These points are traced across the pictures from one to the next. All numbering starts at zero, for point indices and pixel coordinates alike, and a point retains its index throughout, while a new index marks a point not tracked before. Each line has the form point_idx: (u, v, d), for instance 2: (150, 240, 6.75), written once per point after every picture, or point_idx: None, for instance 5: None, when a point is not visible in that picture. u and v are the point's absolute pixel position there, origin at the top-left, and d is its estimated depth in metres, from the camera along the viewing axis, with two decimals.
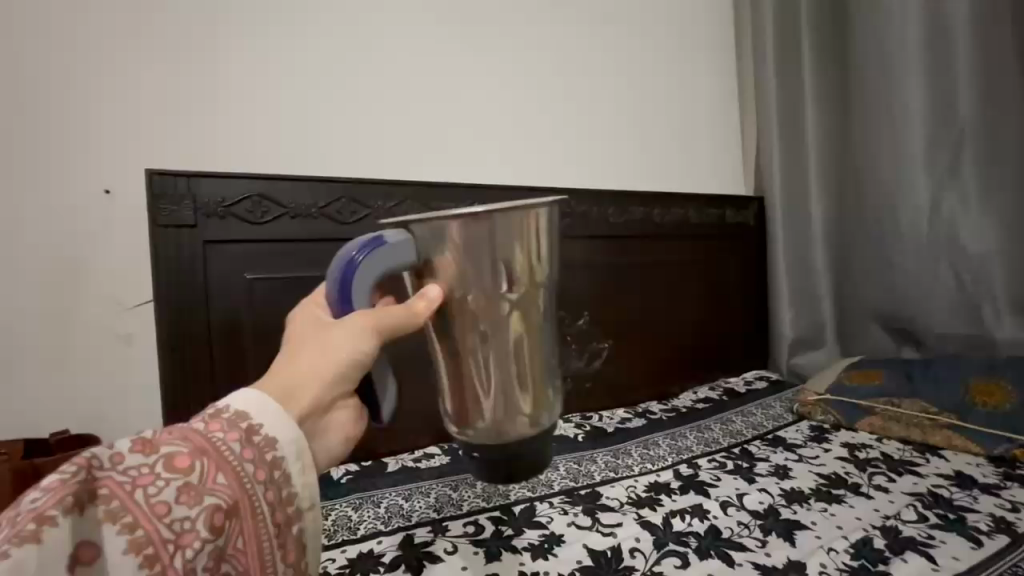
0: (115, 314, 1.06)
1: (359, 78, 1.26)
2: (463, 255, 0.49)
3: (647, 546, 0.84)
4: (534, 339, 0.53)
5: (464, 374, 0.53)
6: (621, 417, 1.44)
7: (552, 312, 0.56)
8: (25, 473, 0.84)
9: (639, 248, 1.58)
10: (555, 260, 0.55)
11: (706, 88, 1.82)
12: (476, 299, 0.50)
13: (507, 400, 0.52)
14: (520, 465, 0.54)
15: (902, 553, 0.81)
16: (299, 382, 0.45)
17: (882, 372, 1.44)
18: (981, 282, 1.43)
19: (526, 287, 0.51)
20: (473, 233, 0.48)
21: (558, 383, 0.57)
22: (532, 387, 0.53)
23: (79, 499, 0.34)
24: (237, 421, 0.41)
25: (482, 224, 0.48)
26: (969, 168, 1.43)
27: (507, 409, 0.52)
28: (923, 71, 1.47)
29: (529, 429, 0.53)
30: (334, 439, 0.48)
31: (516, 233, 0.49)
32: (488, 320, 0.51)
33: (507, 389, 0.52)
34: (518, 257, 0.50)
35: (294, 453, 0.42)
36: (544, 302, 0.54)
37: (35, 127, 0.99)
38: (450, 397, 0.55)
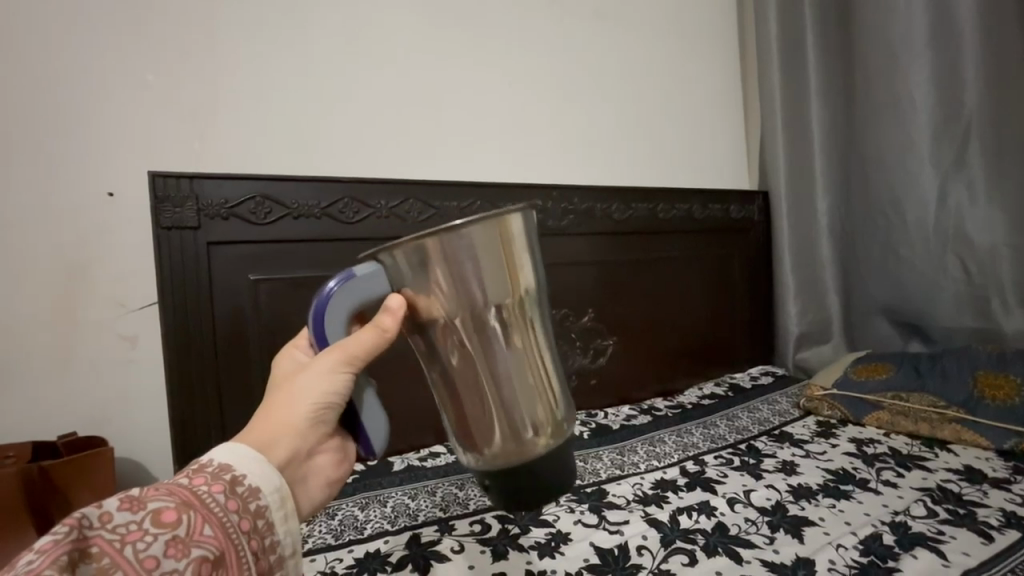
0: (119, 317, 1.07)
1: (360, 76, 1.25)
2: (438, 273, 0.47)
3: (654, 543, 0.84)
4: (531, 352, 0.51)
5: (463, 400, 0.51)
6: (626, 414, 1.43)
7: (547, 318, 0.54)
8: (33, 477, 0.84)
9: (643, 245, 1.58)
10: (540, 263, 0.52)
11: (709, 83, 1.80)
12: (460, 320, 0.48)
13: (511, 421, 0.49)
14: (541, 488, 0.51)
15: (912, 549, 0.81)
16: (278, 427, 0.48)
17: (889, 366, 1.43)
18: (989, 274, 1.42)
19: (512, 299, 0.49)
20: (445, 250, 0.46)
21: (567, 392, 0.54)
22: (538, 402, 0.51)
23: (71, 559, 0.34)
24: (220, 473, 0.42)
25: (447, 241, 0.46)
26: (976, 159, 1.41)
27: (513, 432, 0.49)
28: (928, 63, 1.46)
29: (542, 448, 0.50)
30: (316, 485, 0.51)
31: (491, 243, 0.47)
32: (475, 341, 0.49)
33: (509, 408, 0.49)
34: (498, 269, 0.48)
35: (277, 501, 0.44)
36: (534, 315, 0.51)
37: (38, 129, 0.99)
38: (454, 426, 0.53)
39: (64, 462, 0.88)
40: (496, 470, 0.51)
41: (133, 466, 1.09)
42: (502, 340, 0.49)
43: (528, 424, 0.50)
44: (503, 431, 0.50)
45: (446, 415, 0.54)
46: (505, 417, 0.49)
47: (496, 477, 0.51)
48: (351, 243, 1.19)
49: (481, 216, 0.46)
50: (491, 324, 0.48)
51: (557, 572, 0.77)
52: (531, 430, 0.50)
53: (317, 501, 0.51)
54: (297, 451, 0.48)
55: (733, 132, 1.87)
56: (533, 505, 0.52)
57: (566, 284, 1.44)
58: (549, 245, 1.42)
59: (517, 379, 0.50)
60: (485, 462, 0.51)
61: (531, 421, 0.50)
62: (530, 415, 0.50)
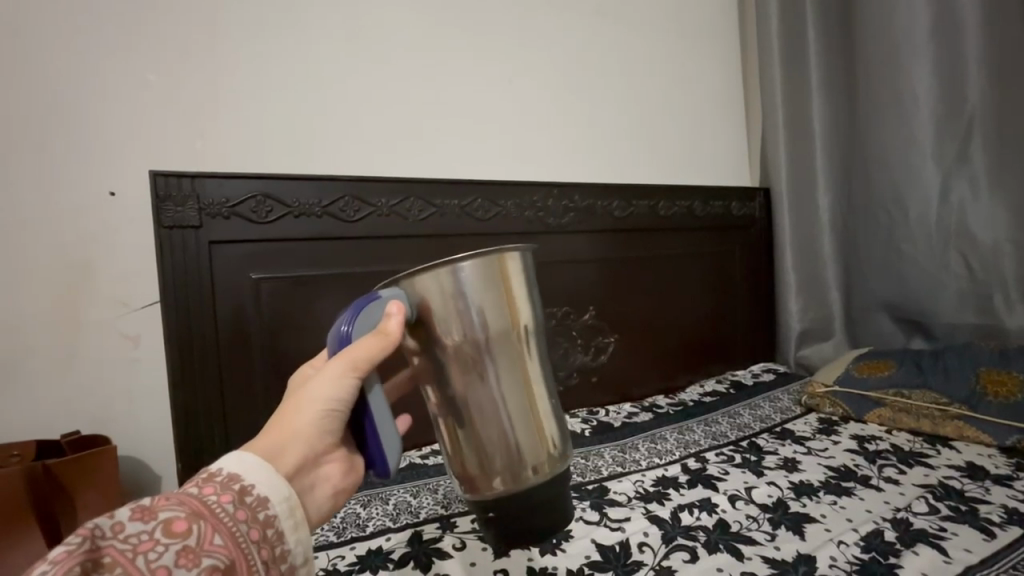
0: (122, 316, 1.07)
1: (360, 74, 1.25)
2: (446, 305, 0.49)
3: (655, 540, 0.84)
4: (531, 387, 0.52)
5: (464, 432, 0.51)
6: (627, 411, 1.43)
7: (547, 353, 0.55)
8: (37, 477, 0.84)
9: (644, 243, 1.58)
10: (540, 299, 0.54)
11: (710, 79, 1.80)
12: (465, 350, 0.49)
13: (512, 453, 0.50)
14: (541, 519, 0.52)
15: (913, 545, 0.81)
16: (284, 434, 0.48)
17: (892, 363, 1.42)
18: (991, 270, 1.42)
19: (515, 331, 0.50)
20: (452, 284, 0.48)
21: (567, 428, 0.55)
22: (541, 433, 0.51)
23: (83, 569, 0.35)
24: (229, 483, 0.42)
25: (452, 276, 0.48)
26: (979, 155, 1.41)
27: (513, 463, 0.50)
28: (930, 59, 1.46)
29: (541, 478, 0.51)
30: (324, 493, 0.50)
31: (495, 278, 0.49)
32: (477, 372, 0.50)
33: (512, 439, 0.50)
34: (502, 303, 0.50)
35: (285, 509, 0.44)
36: (536, 349, 0.53)
37: (40, 129, 1.00)
38: (455, 460, 0.53)
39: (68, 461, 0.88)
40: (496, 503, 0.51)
41: (136, 464, 1.10)
42: (504, 374, 0.50)
43: (528, 456, 0.50)
44: (504, 463, 0.50)
45: (446, 448, 0.54)
46: (507, 449, 0.50)
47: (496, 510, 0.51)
48: (352, 241, 1.19)
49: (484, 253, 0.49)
50: (493, 357, 0.50)
51: (558, 568, 0.77)
52: (533, 460, 0.50)
53: (325, 510, 0.51)
54: (301, 458, 0.48)
55: (734, 128, 1.86)
56: (534, 537, 0.52)
57: (567, 282, 1.44)
58: (549, 242, 1.42)
59: (518, 412, 0.51)
60: (485, 495, 0.51)
61: (531, 453, 0.51)
62: (530, 448, 0.50)
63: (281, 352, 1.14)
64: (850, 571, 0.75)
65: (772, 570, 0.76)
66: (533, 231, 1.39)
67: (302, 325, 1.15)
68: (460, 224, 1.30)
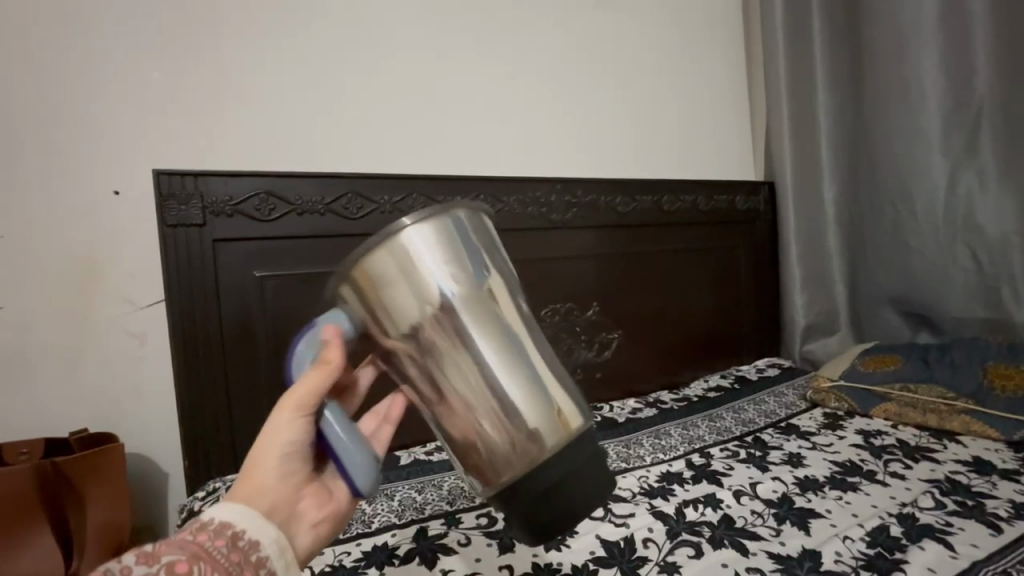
0: (128, 314, 1.08)
1: (362, 71, 1.25)
2: (397, 286, 0.49)
3: (660, 536, 0.84)
4: (511, 355, 0.50)
5: (462, 426, 0.51)
6: (631, 407, 1.43)
7: (524, 313, 0.54)
8: (46, 475, 0.86)
9: (648, 238, 1.57)
10: (498, 262, 0.53)
11: (714, 72, 1.78)
12: (431, 331, 0.49)
13: (516, 431, 0.49)
14: (570, 491, 0.50)
15: (919, 541, 0.80)
16: (257, 481, 0.48)
17: (898, 356, 1.42)
18: (1000, 264, 1.41)
19: (476, 300, 0.50)
20: (395, 262, 0.48)
21: (566, 385, 0.53)
22: (533, 400, 0.50)
23: None
24: (222, 529, 0.44)
25: (402, 260, 0.48)
26: (987, 146, 1.40)
27: (510, 438, 0.49)
28: (938, 50, 1.44)
29: (556, 447, 0.50)
30: (307, 530, 0.50)
31: (438, 248, 0.49)
32: (449, 354, 0.50)
33: (501, 412, 0.49)
34: (453, 273, 0.49)
35: (276, 550, 0.46)
36: (508, 313, 0.52)
37: (46, 128, 1.00)
38: (456, 448, 0.53)
39: (73, 459, 0.89)
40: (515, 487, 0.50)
41: (143, 462, 1.10)
42: (484, 351, 0.49)
43: (535, 427, 0.50)
44: (511, 442, 0.49)
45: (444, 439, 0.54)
46: (511, 428, 0.49)
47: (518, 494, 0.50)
48: (356, 238, 1.19)
49: (418, 220, 0.49)
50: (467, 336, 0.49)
51: (563, 564, 0.77)
52: (531, 431, 0.49)
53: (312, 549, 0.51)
54: (281, 500, 0.48)
55: (738, 121, 1.85)
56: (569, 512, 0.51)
57: (571, 278, 1.44)
58: (553, 238, 1.42)
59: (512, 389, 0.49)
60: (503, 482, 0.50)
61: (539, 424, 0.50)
62: (535, 419, 0.50)
63: (285, 350, 1.14)
64: (855, 567, 0.75)
65: (777, 565, 0.76)
66: (536, 227, 1.39)
67: (306, 322, 1.16)
68: None
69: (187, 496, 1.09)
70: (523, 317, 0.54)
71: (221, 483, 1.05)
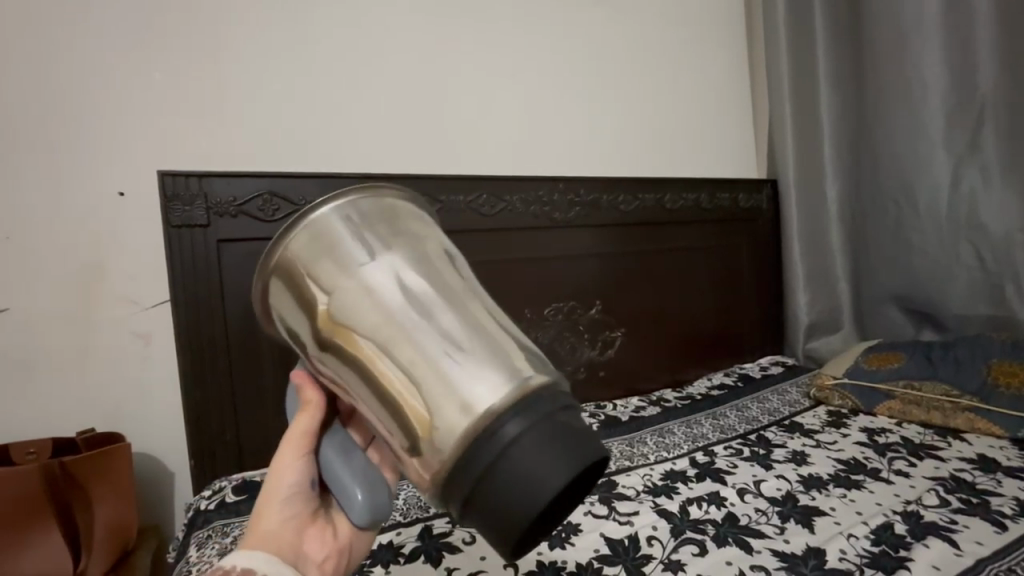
0: (134, 314, 1.08)
1: (365, 72, 1.25)
2: (310, 260, 0.43)
3: (664, 534, 0.84)
4: (440, 318, 0.40)
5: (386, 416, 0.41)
6: (634, 405, 1.43)
7: (469, 280, 0.44)
8: (55, 477, 0.86)
9: (650, 236, 1.57)
10: (434, 232, 0.46)
11: (716, 69, 1.78)
12: (345, 301, 0.41)
13: (438, 406, 0.38)
14: (522, 464, 0.37)
15: (924, 538, 0.80)
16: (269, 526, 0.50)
17: (902, 353, 1.41)
18: (1004, 261, 1.41)
19: (397, 262, 0.41)
20: (309, 237, 0.43)
21: (521, 352, 0.41)
22: (469, 367, 0.38)
23: None
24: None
25: (299, 238, 0.44)
26: (991, 143, 1.40)
27: (443, 420, 0.38)
28: (941, 46, 1.44)
29: (494, 412, 0.38)
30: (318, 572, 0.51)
31: (355, 215, 0.43)
32: (368, 328, 0.40)
33: (432, 390, 0.38)
34: (372, 236, 0.42)
35: None
36: (441, 276, 0.42)
37: (51, 130, 1.01)
38: (395, 446, 0.41)
39: (80, 459, 0.88)
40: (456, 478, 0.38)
41: (149, 461, 1.11)
42: (394, 322, 0.40)
43: (460, 392, 0.38)
44: (435, 424, 0.38)
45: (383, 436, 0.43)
46: (433, 402, 0.38)
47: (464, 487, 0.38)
48: None
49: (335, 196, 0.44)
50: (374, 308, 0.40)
51: (568, 562, 0.78)
52: (469, 407, 0.38)
53: None
54: (286, 542, 0.50)
55: (740, 119, 1.84)
56: (528, 494, 0.37)
57: (573, 277, 1.44)
58: (555, 237, 1.42)
59: (427, 359, 0.39)
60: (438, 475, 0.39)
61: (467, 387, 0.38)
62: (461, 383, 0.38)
63: (290, 350, 1.14)
64: (860, 565, 0.75)
65: (781, 563, 0.76)
66: (538, 226, 1.39)
67: None
68: (466, 220, 1.30)
69: (193, 496, 1.09)
70: (467, 284, 0.44)
71: (227, 483, 1.05)
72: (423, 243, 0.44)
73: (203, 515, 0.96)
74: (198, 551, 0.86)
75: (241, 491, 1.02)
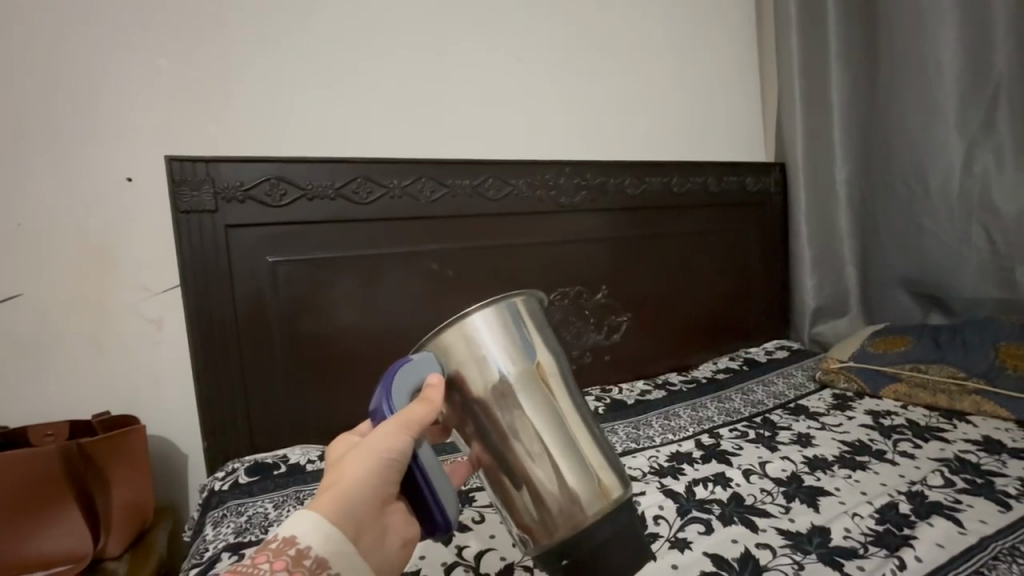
0: (145, 299, 1.09)
1: (368, 53, 1.24)
2: (457, 372, 0.52)
3: (670, 513, 0.86)
4: (566, 424, 0.52)
5: (545, 449, 0.50)
6: (640, 389, 1.44)
7: (567, 373, 0.56)
8: (73, 458, 0.89)
9: (655, 220, 1.56)
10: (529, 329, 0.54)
11: (725, 51, 1.75)
12: (507, 399, 0.51)
13: (584, 474, 0.50)
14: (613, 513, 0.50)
15: (928, 517, 0.81)
16: (351, 497, 0.45)
17: (909, 337, 1.41)
18: (1014, 244, 1.39)
19: (534, 373, 0.52)
20: (449, 346, 0.52)
21: (597, 437, 0.53)
22: (585, 467, 0.50)
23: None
24: (284, 548, 0.41)
25: (455, 347, 0.52)
26: (1006, 123, 1.37)
27: (566, 507, 0.49)
28: (957, 24, 1.41)
29: (610, 475, 0.51)
30: (392, 547, 0.47)
31: (471, 339, 0.51)
32: (519, 420, 0.50)
33: (554, 492, 0.49)
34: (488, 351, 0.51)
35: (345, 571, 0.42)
36: (553, 379, 0.54)
37: (60, 116, 1.01)
38: (512, 513, 0.52)
39: (98, 440, 0.91)
40: (577, 533, 0.49)
41: (163, 444, 1.13)
42: (546, 407, 0.51)
43: (597, 468, 0.51)
44: (548, 523, 0.49)
45: (504, 507, 0.53)
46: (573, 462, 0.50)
47: (569, 539, 0.49)
48: (366, 223, 1.19)
49: (450, 323, 0.52)
50: (527, 392, 0.51)
51: None
52: (573, 494, 0.49)
53: (393, 564, 0.48)
54: (362, 519, 0.45)
55: (749, 101, 1.82)
56: (620, 530, 0.50)
57: (578, 261, 1.44)
58: (561, 221, 1.42)
59: (583, 448, 0.51)
60: (577, 502, 0.49)
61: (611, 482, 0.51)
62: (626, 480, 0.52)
63: (299, 333, 1.15)
64: (864, 543, 0.76)
65: (786, 541, 0.77)
66: (544, 211, 1.39)
67: (319, 307, 1.16)
68: (472, 204, 1.30)
69: (207, 476, 1.12)
70: (571, 384, 0.56)
71: (239, 465, 1.07)
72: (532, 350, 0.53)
73: (217, 495, 0.98)
74: (214, 529, 0.88)
75: (253, 473, 1.04)
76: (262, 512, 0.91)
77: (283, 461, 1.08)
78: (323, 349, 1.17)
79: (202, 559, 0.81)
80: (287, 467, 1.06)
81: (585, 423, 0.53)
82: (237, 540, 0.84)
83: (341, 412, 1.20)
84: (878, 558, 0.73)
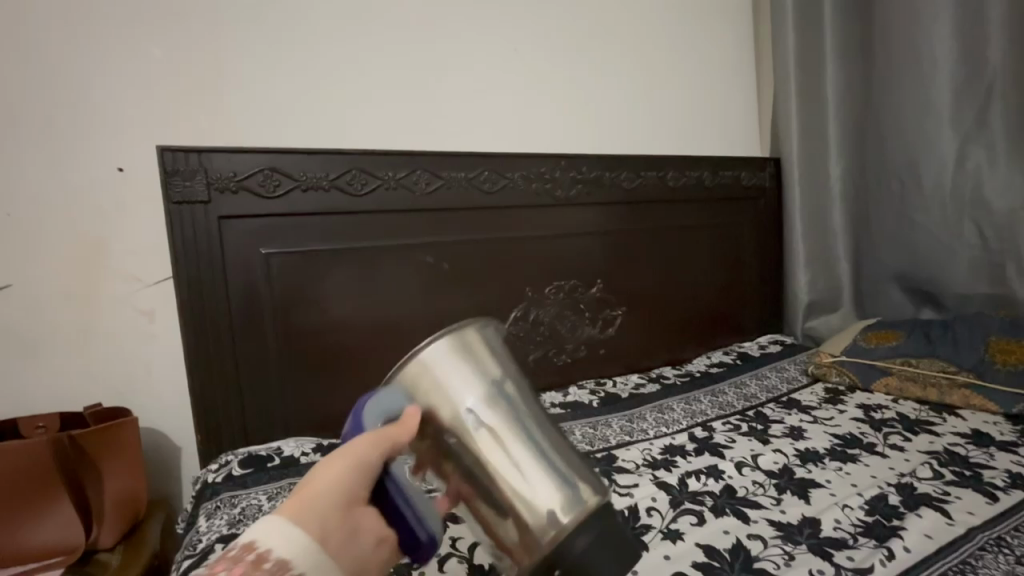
0: (137, 291, 1.08)
1: (363, 43, 1.23)
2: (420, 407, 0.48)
3: (663, 505, 0.86)
4: (537, 453, 0.48)
5: (516, 481, 0.47)
6: (634, 382, 1.45)
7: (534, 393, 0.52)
8: (64, 450, 0.88)
9: (651, 214, 1.57)
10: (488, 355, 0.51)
11: (722, 45, 1.75)
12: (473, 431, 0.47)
13: (561, 498, 0.46)
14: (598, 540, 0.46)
15: (916, 508, 0.82)
16: (319, 507, 0.40)
17: (901, 332, 1.42)
18: (1005, 240, 1.40)
19: (499, 400, 0.49)
20: (408, 381, 0.49)
21: (572, 456, 0.50)
22: (562, 491, 0.46)
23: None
24: (242, 554, 0.36)
25: (416, 385, 0.49)
26: (999, 120, 1.38)
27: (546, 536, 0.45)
28: (952, 19, 1.41)
29: (591, 496, 0.47)
30: (367, 550, 0.42)
31: (428, 373, 0.48)
32: (488, 450, 0.47)
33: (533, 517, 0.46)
34: (451, 383, 0.48)
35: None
36: (519, 402, 0.50)
37: (49, 104, 0.99)
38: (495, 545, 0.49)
39: (89, 432, 0.91)
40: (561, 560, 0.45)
41: (156, 436, 1.13)
42: (515, 437, 0.48)
43: (576, 491, 0.47)
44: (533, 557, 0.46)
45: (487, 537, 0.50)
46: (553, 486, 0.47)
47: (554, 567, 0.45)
48: (361, 215, 1.19)
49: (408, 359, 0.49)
50: (494, 421, 0.48)
51: None
52: (551, 522, 0.45)
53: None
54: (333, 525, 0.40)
55: (745, 95, 1.82)
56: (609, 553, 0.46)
57: (573, 254, 1.44)
58: (556, 214, 1.42)
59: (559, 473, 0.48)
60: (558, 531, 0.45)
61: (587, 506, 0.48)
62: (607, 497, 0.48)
63: (293, 326, 1.14)
64: (853, 533, 0.77)
65: (777, 532, 0.78)
66: (540, 204, 1.38)
67: (313, 299, 1.16)
68: (468, 196, 1.29)
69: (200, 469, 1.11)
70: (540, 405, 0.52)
71: (232, 457, 1.07)
72: (494, 377, 0.50)
73: (211, 487, 0.98)
74: (207, 521, 0.88)
75: (246, 465, 1.04)
76: (256, 504, 0.91)
77: (277, 454, 1.08)
78: (317, 342, 1.17)
79: (195, 550, 0.81)
80: (282, 460, 1.06)
81: (557, 444, 0.50)
82: (231, 531, 0.84)
83: (336, 405, 1.20)
84: (867, 548, 0.73)
